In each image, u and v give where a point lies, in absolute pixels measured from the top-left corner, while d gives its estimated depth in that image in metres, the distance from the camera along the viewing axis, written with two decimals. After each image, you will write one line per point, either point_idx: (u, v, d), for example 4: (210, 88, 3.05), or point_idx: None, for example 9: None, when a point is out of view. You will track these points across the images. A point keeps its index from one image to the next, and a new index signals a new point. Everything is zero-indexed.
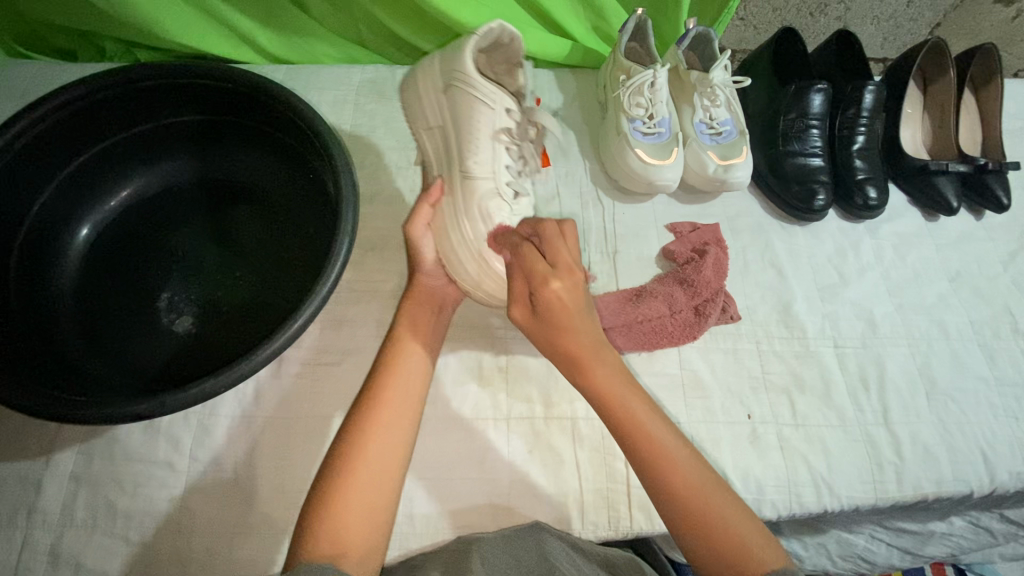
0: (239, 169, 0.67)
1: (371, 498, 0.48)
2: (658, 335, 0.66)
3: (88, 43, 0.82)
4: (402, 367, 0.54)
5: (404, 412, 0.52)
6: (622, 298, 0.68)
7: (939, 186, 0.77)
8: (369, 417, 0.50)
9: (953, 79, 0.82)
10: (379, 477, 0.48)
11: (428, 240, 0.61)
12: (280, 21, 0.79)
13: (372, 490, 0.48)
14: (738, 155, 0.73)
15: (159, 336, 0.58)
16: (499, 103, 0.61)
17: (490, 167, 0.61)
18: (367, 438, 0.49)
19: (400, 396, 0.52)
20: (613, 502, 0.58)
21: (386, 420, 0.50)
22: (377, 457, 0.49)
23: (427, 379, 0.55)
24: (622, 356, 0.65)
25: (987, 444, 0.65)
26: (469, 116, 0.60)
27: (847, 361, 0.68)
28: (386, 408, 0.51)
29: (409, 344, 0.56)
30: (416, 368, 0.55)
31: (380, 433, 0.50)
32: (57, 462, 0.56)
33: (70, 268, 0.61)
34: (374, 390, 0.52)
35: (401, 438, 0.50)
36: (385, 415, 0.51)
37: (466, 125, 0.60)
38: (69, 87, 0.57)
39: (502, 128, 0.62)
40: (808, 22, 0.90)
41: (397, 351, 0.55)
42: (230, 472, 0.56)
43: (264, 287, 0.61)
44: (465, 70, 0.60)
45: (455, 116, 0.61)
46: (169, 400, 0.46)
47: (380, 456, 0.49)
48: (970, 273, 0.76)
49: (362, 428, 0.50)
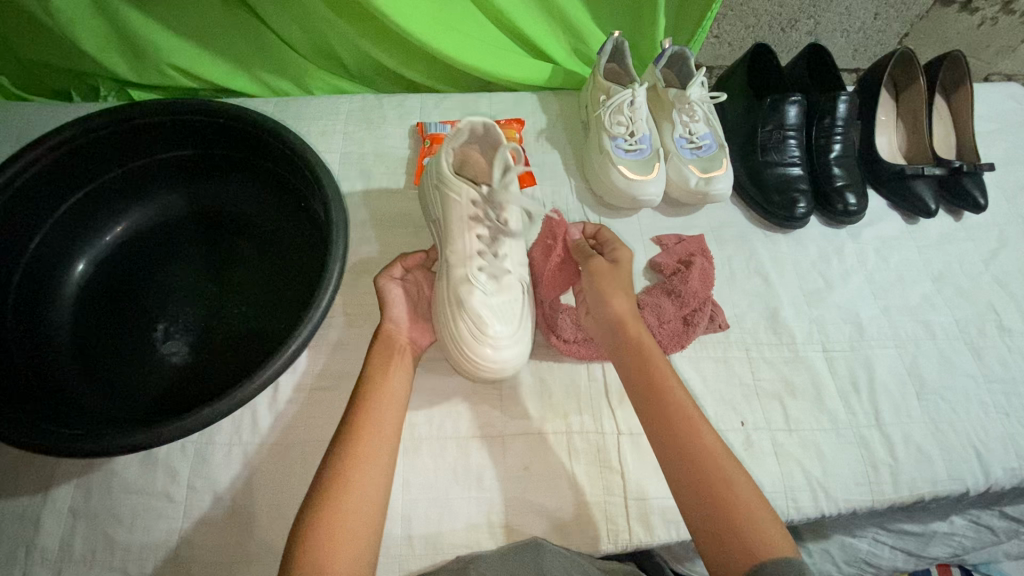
0: (231, 200, 0.69)
1: (357, 525, 0.48)
2: None
3: (82, 83, 0.84)
4: (383, 399, 0.55)
5: (381, 440, 0.53)
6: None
7: (915, 189, 0.80)
8: (351, 449, 0.51)
9: (923, 86, 0.85)
10: (366, 505, 0.50)
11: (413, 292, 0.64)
12: (270, 55, 0.82)
13: (356, 518, 0.48)
14: (718, 167, 0.75)
15: (154, 368, 0.59)
16: (466, 195, 0.60)
17: (463, 256, 0.61)
18: (350, 466, 0.51)
19: (382, 425, 0.54)
20: (611, 515, 0.58)
21: (366, 448, 0.52)
22: (362, 483, 0.50)
23: (402, 408, 0.57)
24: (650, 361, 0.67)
25: (979, 442, 0.66)
26: (453, 205, 0.61)
27: (837, 365, 0.69)
28: (369, 437, 0.52)
29: (386, 378, 0.57)
30: (396, 398, 0.56)
31: (363, 461, 0.51)
32: (55, 497, 0.56)
33: (65, 304, 0.61)
34: (358, 419, 0.54)
35: (383, 468, 0.52)
36: (364, 447, 0.52)
37: (451, 222, 0.61)
38: (67, 128, 0.60)
39: (472, 220, 0.61)
40: (780, 38, 0.93)
41: (372, 383, 0.56)
42: (228, 498, 0.57)
43: (260, 313, 0.62)
44: (441, 169, 0.61)
45: (446, 210, 0.62)
46: (165, 429, 0.47)
47: (365, 480, 0.51)
48: (952, 272, 0.78)
49: (347, 456, 0.51)
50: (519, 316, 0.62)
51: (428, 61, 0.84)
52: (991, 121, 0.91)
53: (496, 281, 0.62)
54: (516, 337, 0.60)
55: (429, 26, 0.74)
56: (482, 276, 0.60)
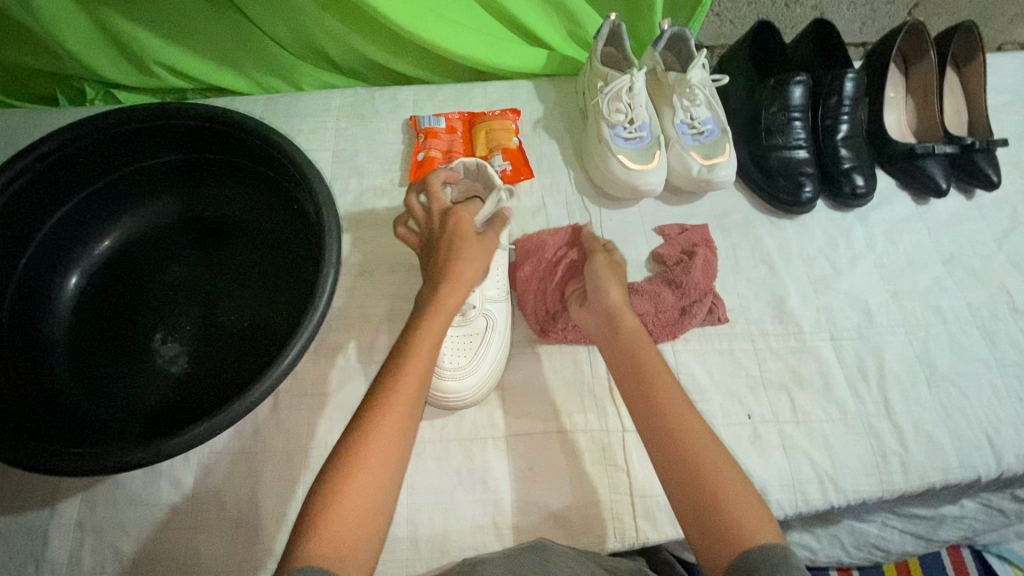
0: (222, 204, 0.67)
1: (370, 501, 0.43)
2: None
3: (69, 86, 0.83)
4: (415, 368, 0.48)
5: (411, 412, 0.47)
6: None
7: (926, 168, 0.77)
8: (377, 416, 0.45)
9: (934, 59, 0.81)
10: (387, 478, 0.44)
11: (469, 266, 0.55)
12: (257, 51, 0.80)
13: (375, 495, 0.43)
14: (721, 153, 0.73)
15: (154, 379, 0.59)
16: None
17: None
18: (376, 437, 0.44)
19: (408, 403, 0.47)
20: (618, 513, 0.58)
21: (397, 417, 0.46)
22: (384, 454, 0.44)
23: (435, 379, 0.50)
24: None
25: (991, 428, 0.65)
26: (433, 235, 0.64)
27: (846, 354, 0.68)
28: (398, 406, 0.46)
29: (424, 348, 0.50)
30: (425, 375, 0.48)
31: (389, 433, 0.45)
32: (62, 511, 0.56)
33: (62, 316, 0.61)
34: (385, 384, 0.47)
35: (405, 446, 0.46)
36: (392, 416, 0.45)
37: None
38: (50, 138, 0.58)
39: None
40: (784, 13, 0.89)
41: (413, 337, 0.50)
42: (235, 507, 0.56)
43: (257, 320, 0.61)
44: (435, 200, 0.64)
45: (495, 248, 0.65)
46: (164, 446, 0.47)
47: (389, 452, 0.45)
48: (963, 254, 0.76)
49: (372, 426, 0.45)
50: (476, 351, 0.61)
51: (419, 51, 0.81)
52: (1002, 94, 0.88)
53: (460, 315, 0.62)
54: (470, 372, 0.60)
55: (417, 17, 0.72)
56: None
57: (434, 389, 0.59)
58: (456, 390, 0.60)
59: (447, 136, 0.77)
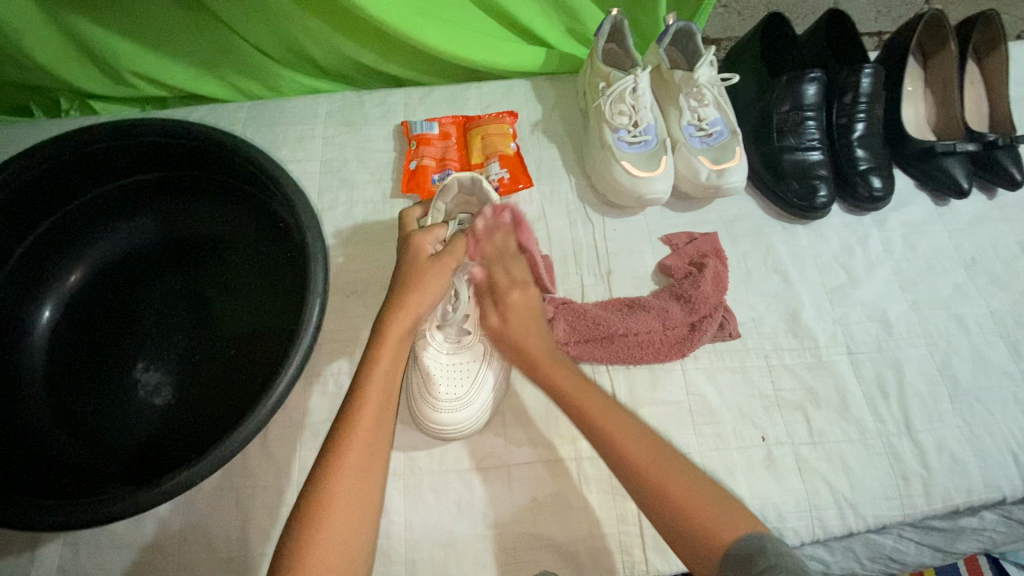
0: (203, 222, 0.63)
1: (343, 548, 0.42)
2: (646, 349, 0.63)
3: (42, 96, 0.78)
4: (368, 413, 0.47)
5: (373, 453, 0.46)
6: (614, 307, 0.65)
7: (946, 167, 0.73)
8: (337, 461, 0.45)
9: (955, 51, 0.77)
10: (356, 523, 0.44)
11: (423, 295, 0.52)
12: (238, 56, 0.75)
13: (347, 541, 0.43)
14: (731, 158, 0.68)
15: (136, 414, 0.56)
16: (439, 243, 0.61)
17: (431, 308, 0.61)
18: (337, 484, 0.44)
19: (370, 443, 0.47)
20: (627, 545, 0.55)
21: (355, 461, 0.45)
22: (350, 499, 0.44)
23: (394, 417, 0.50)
24: (647, 367, 0.63)
25: (1017, 445, 0.62)
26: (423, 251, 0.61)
27: (863, 368, 0.65)
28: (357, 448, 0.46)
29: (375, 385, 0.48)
30: (385, 413, 0.48)
31: (351, 476, 0.45)
32: (43, 556, 0.53)
33: (37, 350, 0.57)
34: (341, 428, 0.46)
35: (371, 487, 0.46)
36: (352, 459, 0.45)
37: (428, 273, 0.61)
38: (13, 162, 0.55)
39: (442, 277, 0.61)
40: (795, 3, 0.85)
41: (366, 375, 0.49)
42: (223, 547, 0.54)
43: (243, 347, 0.58)
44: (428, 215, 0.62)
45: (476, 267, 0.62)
46: (141, 497, 0.44)
47: (354, 495, 0.44)
48: (985, 258, 0.72)
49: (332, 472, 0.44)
50: (474, 377, 0.59)
51: (409, 53, 0.77)
52: None
53: (456, 340, 0.60)
54: (468, 400, 0.58)
55: (406, 18, 0.67)
56: (440, 336, 0.60)
57: (430, 420, 0.57)
58: (453, 418, 0.57)
59: (440, 143, 0.73)
